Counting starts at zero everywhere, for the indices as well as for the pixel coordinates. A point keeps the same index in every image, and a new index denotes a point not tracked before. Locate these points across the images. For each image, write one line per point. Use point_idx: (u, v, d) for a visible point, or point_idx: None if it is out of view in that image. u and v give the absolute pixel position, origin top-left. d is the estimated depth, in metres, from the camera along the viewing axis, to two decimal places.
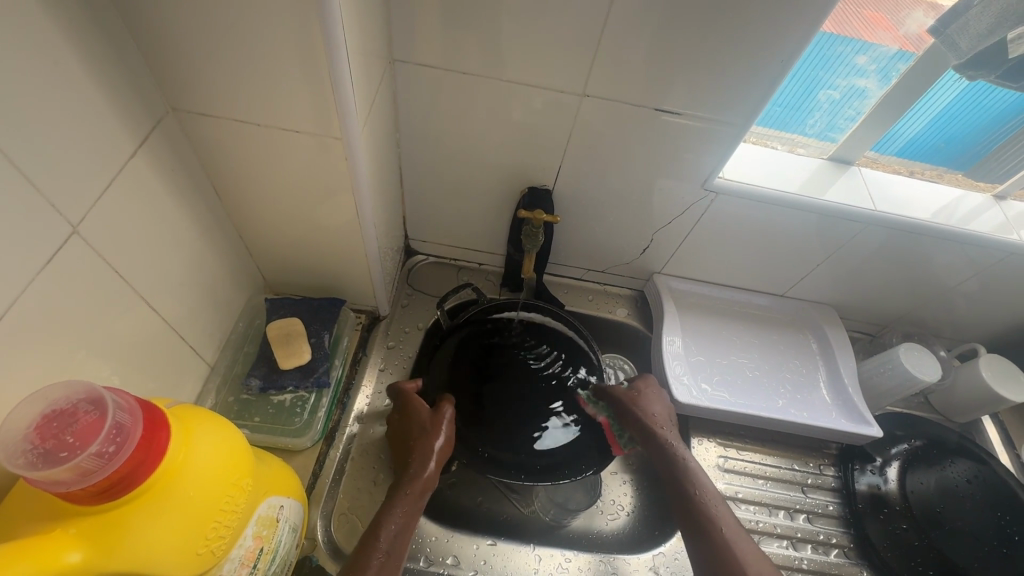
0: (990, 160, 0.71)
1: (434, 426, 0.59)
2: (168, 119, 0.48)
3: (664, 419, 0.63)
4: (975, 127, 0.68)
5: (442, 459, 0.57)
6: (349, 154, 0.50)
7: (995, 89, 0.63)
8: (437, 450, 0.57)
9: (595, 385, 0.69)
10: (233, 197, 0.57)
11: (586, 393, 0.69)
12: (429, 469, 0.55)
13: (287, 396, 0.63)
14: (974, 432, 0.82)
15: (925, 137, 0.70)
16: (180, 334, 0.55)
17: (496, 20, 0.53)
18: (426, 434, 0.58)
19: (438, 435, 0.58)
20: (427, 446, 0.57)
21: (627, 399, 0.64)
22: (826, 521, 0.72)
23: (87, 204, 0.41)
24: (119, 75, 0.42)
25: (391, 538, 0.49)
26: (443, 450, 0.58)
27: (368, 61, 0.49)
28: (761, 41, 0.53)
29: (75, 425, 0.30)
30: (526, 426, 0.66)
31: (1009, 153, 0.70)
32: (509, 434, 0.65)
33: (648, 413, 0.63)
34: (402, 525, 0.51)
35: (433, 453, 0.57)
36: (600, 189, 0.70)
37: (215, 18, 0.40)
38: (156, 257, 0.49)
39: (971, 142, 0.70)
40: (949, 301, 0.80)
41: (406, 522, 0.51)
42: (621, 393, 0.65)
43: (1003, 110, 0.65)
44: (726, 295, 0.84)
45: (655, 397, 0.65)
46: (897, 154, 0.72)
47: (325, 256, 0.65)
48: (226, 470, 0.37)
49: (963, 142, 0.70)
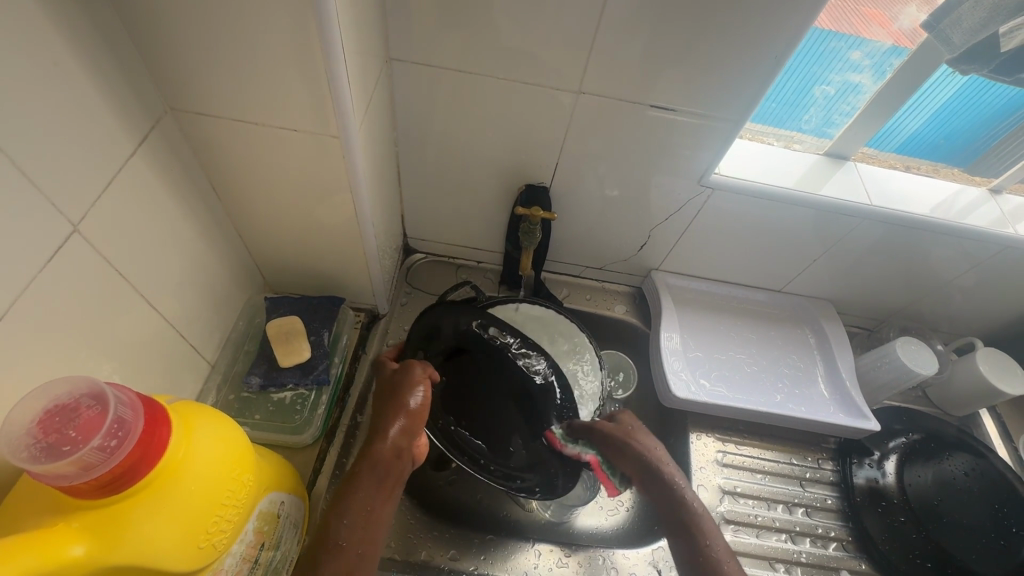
0: (989, 155, 0.72)
1: (402, 388, 0.55)
2: (167, 118, 0.48)
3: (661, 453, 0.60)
4: (975, 122, 0.68)
5: (409, 422, 0.53)
6: (346, 152, 0.51)
7: (995, 85, 0.63)
8: (399, 414, 0.53)
9: (569, 424, 0.64)
10: (232, 196, 0.58)
11: (559, 431, 0.63)
12: (388, 441, 0.51)
13: (287, 394, 0.64)
14: (972, 426, 0.82)
15: (925, 133, 0.70)
16: (180, 333, 0.55)
17: (492, 18, 0.54)
18: (390, 398, 0.54)
19: (404, 398, 0.54)
20: (390, 414, 0.53)
21: (621, 434, 0.61)
22: (825, 515, 0.73)
23: (88, 203, 0.41)
24: (117, 74, 0.42)
25: (349, 518, 0.46)
26: (412, 415, 0.53)
27: (364, 61, 0.49)
28: (756, 36, 0.53)
29: (77, 420, 0.31)
30: (496, 426, 0.65)
31: (1009, 148, 0.70)
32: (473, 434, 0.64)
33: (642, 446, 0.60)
34: (364, 506, 0.47)
35: (392, 431, 0.52)
36: (597, 185, 0.71)
37: (212, 18, 0.40)
38: (156, 256, 0.50)
39: (970, 138, 0.70)
40: (946, 295, 0.80)
41: (371, 498, 0.48)
42: (613, 429, 0.62)
43: (1002, 106, 0.66)
44: (724, 291, 0.85)
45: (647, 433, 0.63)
46: (896, 150, 0.73)
47: (324, 255, 0.65)
48: (228, 464, 0.38)
49: (963, 138, 0.70)
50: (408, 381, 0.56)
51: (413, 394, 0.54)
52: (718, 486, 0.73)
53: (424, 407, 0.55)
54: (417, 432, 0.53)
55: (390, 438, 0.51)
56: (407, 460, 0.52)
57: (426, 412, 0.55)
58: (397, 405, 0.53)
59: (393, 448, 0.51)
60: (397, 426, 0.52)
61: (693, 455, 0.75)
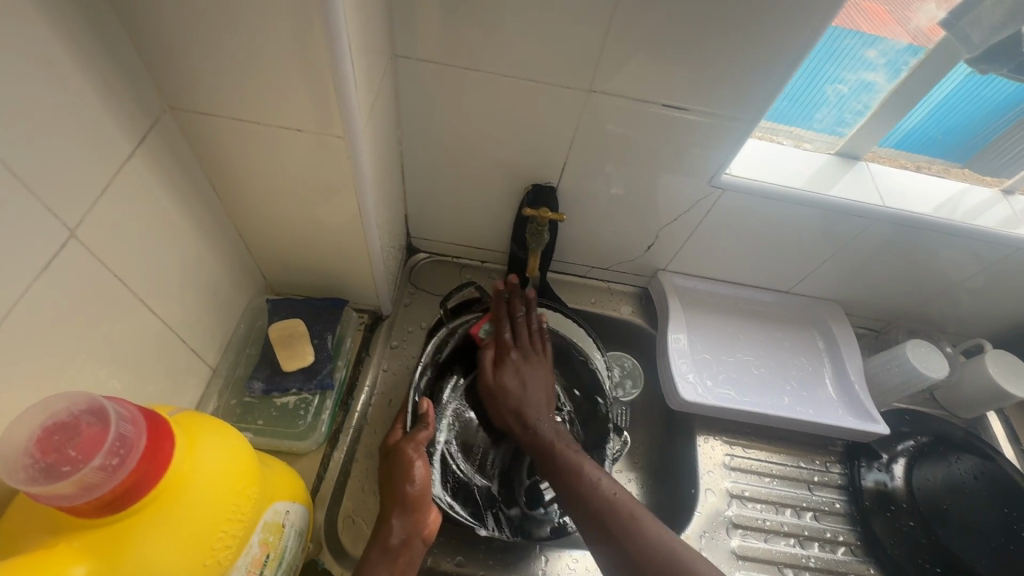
0: (992, 152, 0.71)
1: (400, 475, 0.55)
2: (166, 117, 0.47)
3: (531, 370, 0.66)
4: (974, 117, 0.67)
5: (408, 510, 0.53)
6: (351, 152, 0.49)
7: (996, 80, 0.62)
8: (400, 505, 0.54)
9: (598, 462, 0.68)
10: (232, 196, 0.56)
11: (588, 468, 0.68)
12: (393, 529, 0.52)
13: (290, 398, 0.62)
14: (980, 428, 0.81)
15: (923, 128, 0.69)
16: (180, 337, 0.54)
17: (501, 15, 0.52)
18: (393, 476, 0.55)
19: (405, 480, 0.54)
20: (394, 497, 0.54)
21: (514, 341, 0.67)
22: (834, 519, 0.72)
23: (86, 207, 0.40)
24: (115, 73, 0.40)
25: None
26: (414, 498, 0.54)
27: (369, 59, 0.47)
28: (771, 35, 0.52)
29: (77, 439, 0.29)
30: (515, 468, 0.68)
31: (1008, 143, 0.69)
32: (496, 481, 0.67)
33: (535, 398, 0.64)
34: None
35: (394, 524, 0.53)
36: (605, 185, 0.70)
37: (214, 15, 0.39)
38: (155, 260, 0.48)
39: (969, 134, 0.69)
40: (955, 296, 0.79)
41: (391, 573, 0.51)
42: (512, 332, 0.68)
43: (1003, 100, 0.64)
44: (731, 292, 0.84)
45: (546, 383, 0.66)
46: (895, 146, 0.72)
47: (327, 256, 0.64)
48: (231, 479, 0.36)
49: (963, 134, 0.69)
50: (404, 464, 0.55)
51: (413, 469, 0.55)
52: (726, 490, 0.72)
53: (424, 489, 0.55)
54: (422, 509, 0.54)
55: (395, 528, 0.52)
56: (419, 542, 0.54)
57: (429, 489, 0.56)
58: (398, 494, 0.54)
59: (403, 534, 0.53)
60: (400, 516, 0.53)
61: (700, 458, 0.74)
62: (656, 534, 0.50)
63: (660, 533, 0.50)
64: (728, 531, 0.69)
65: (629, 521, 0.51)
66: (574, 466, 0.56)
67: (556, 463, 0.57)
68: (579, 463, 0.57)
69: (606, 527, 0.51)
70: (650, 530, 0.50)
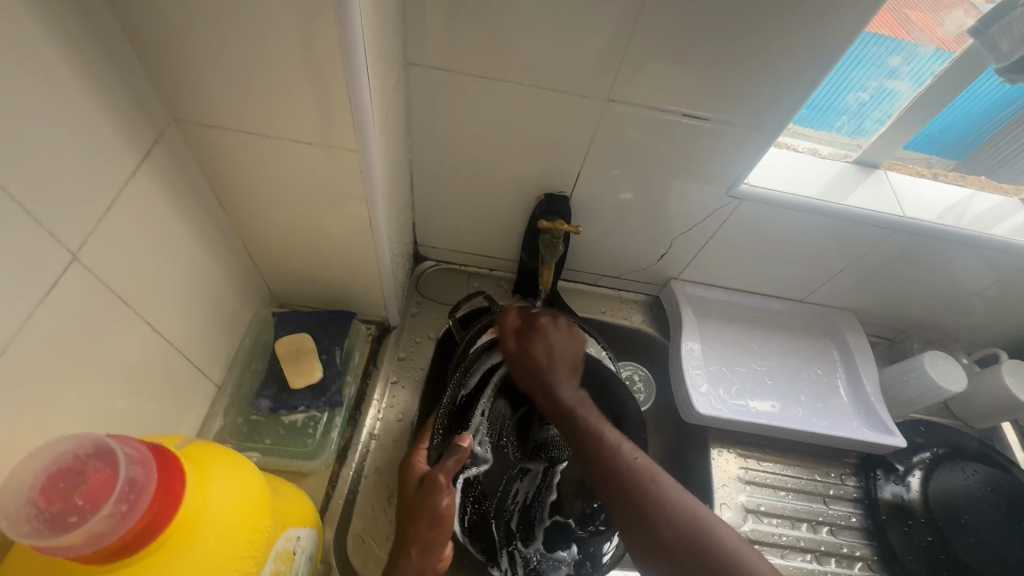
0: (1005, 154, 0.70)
1: (426, 506, 0.54)
2: (171, 130, 0.45)
3: (551, 365, 0.64)
4: (970, 115, 0.66)
5: (426, 545, 0.53)
6: (364, 165, 0.47)
7: (991, 79, 0.61)
8: (419, 537, 0.53)
9: None
10: (238, 208, 0.54)
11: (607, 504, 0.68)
12: (411, 560, 0.52)
13: (298, 416, 0.61)
14: (993, 439, 0.81)
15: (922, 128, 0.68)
16: (185, 355, 0.52)
17: (518, 21, 0.51)
18: (419, 504, 0.54)
19: (429, 511, 0.54)
20: (415, 527, 0.53)
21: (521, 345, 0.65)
22: (850, 534, 0.71)
23: (89, 227, 0.38)
24: (119, 87, 0.39)
25: None
26: (436, 530, 0.54)
27: (383, 69, 0.46)
28: (797, 43, 0.50)
29: (85, 486, 0.28)
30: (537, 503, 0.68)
31: (1005, 141, 0.68)
32: (515, 518, 0.66)
33: (555, 374, 0.64)
34: None
35: (412, 557, 0.52)
36: (619, 194, 0.68)
37: (224, 26, 0.37)
38: (159, 278, 0.47)
39: (965, 132, 0.68)
40: (971, 306, 0.78)
41: None
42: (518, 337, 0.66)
43: (998, 99, 0.64)
44: (744, 300, 0.82)
45: (565, 358, 0.65)
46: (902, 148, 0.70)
47: (335, 269, 0.62)
48: (244, 516, 0.35)
49: (958, 131, 0.68)
50: (431, 496, 0.54)
51: (439, 500, 0.54)
52: (741, 505, 0.71)
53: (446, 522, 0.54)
54: (442, 542, 0.53)
55: (412, 559, 0.51)
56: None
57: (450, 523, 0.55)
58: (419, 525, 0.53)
59: (419, 568, 0.52)
60: (417, 546, 0.52)
61: (715, 472, 0.73)
62: (680, 499, 0.49)
63: (684, 500, 0.49)
64: None
65: (653, 488, 0.50)
66: (595, 430, 0.57)
67: (577, 430, 0.58)
68: (600, 429, 0.57)
69: (625, 493, 0.51)
70: (673, 496, 0.49)
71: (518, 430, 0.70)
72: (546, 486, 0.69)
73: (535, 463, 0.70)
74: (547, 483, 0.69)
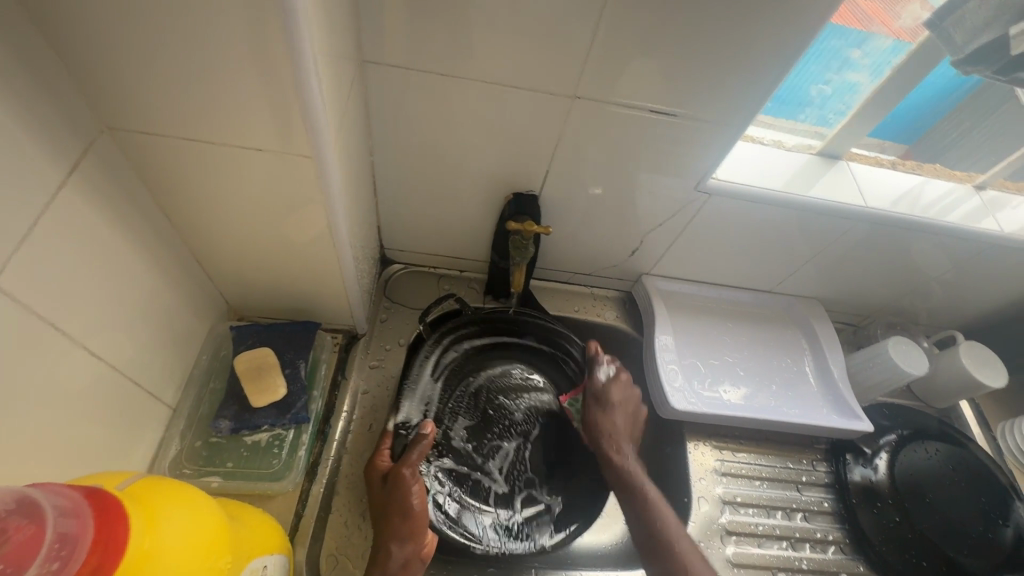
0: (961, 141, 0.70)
1: (396, 496, 0.54)
2: (103, 139, 0.41)
3: (621, 425, 0.69)
4: (922, 99, 0.66)
5: (406, 535, 0.53)
6: (320, 170, 0.45)
7: (939, 68, 0.61)
8: (399, 520, 0.53)
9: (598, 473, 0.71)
10: (185, 220, 0.51)
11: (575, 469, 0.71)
12: (394, 550, 0.52)
13: (262, 435, 0.58)
14: (952, 417, 0.84)
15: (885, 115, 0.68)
16: (133, 379, 0.49)
17: (476, 18, 0.49)
18: (388, 500, 0.55)
19: (404, 498, 0.54)
20: (394, 519, 0.53)
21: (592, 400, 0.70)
22: (823, 518, 0.73)
23: (8, 250, 0.34)
24: (35, 93, 0.35)
25: None
26: (415, 517, 0.54)
27: (336, 69, 0.43)
28: (761, 35, 0.50)
29: (6, 545, 0.25)
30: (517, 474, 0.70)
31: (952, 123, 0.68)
32: (490, 496, 0.67)
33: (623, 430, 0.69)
34: None
35: (394, 544, 0.53)
36: (588, 192, 0.67)
37: (152, 23, 0.34)
38: (98, 296, 0.43)
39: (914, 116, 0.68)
40: (929, 291, 0.80)
41: None
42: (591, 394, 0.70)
43: (945, 84, 0.64)
44: (713, 292, 0.83)
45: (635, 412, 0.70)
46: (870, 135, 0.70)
47: (296, 278, 0.59)
48: (200, 557, 0.33)
49: (908, 116, 0.68)
50: (399, 487, 0.55)
51: (409, 491, 0.54)
52: (718, 497, 0.72)
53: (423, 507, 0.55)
54: (420, 530, 0.54)
55: (394, 552, 0.52)
56: (418, 564, 0.53)
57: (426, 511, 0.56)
58: (393, 515, 0.54)
59: (403, 559, 0.52)
60: (398, 537, 0.53)
61: (692, 464, 0.74)
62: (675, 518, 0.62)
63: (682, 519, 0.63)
64: (723, 539, 0.69)
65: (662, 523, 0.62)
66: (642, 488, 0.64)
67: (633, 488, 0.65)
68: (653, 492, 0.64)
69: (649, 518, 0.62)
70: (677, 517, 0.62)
71: (485, 416, 0.71)
72: (518, 461, 0.70)
73: (508, 441, 0.71)
74: (519, 458, 0.71)
